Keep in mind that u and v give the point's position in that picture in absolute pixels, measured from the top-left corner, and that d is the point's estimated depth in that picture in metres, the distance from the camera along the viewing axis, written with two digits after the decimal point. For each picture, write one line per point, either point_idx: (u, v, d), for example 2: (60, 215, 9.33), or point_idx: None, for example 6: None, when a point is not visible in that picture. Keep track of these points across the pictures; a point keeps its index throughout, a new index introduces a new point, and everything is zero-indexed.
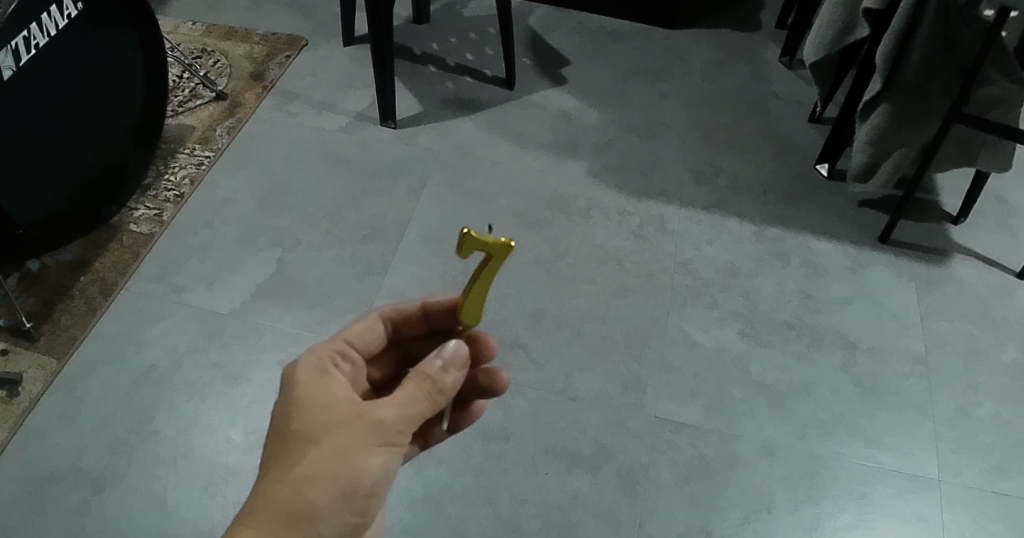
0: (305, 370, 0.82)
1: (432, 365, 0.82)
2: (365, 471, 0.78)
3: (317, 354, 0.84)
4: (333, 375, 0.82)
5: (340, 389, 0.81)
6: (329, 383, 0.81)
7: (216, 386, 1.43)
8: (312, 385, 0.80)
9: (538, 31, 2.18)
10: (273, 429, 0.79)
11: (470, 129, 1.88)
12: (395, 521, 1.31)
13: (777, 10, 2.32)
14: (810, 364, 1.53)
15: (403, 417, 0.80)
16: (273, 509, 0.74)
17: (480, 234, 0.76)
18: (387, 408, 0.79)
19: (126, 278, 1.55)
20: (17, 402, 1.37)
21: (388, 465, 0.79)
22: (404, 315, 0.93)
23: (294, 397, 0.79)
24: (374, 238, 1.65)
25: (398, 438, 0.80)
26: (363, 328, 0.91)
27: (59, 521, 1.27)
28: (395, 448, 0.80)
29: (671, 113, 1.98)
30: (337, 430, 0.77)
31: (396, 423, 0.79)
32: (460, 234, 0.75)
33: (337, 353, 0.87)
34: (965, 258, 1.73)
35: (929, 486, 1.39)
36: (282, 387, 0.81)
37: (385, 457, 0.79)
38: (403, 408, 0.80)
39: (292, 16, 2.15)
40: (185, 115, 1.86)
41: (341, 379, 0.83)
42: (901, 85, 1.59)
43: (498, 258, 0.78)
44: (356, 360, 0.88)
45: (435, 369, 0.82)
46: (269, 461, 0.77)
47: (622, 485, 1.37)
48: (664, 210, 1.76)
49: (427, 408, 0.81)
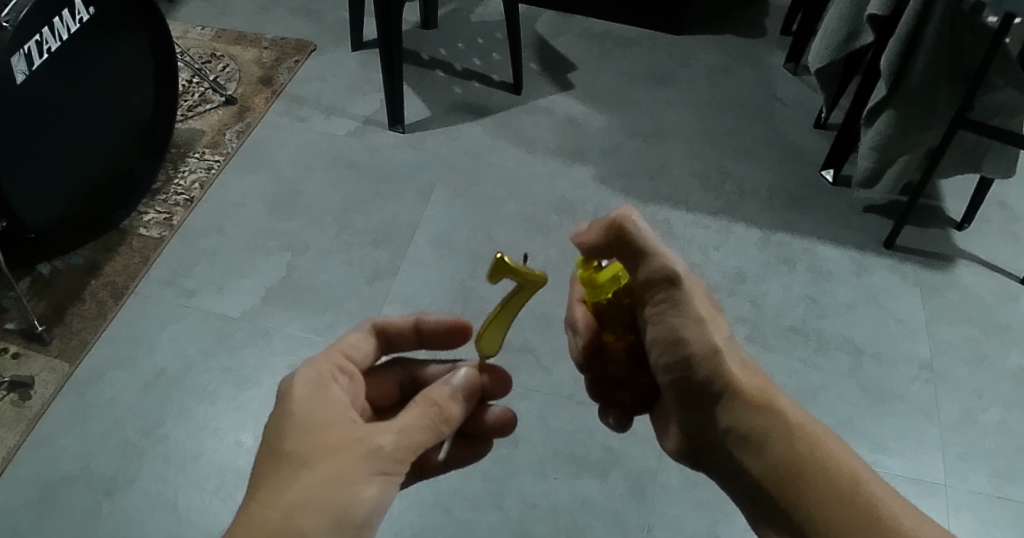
0: (305, 386, 0.83)
1: (441, 391, 0.85)
2: (360, 499, 0.76)
3: (317, 369, 0.86)
4: (332, 392, 0.84)
5: (338, 412, 0.82)
6: (329, 404, 0.82)
7: (226, 390, 1.43)
8: (312, 402, 0.82)
9: (544, 36, 2.20)
10: (269, 448, 0.79)
11: (478, 134, 1.89)
12: (405, 525, 1.32)
13: (782, 16, 2.33)
14: (817, 369, 1.54)
15: (402, 444, 0.79)
16: (260, 532, 0.73)
17: (513, 261, 0.80)
18: (387, 435, 0.79)
19: (137, 282, 1.56)
20: (29, 406, 1.38)
21: (383, 495, 0.78)
22: (399, 330, 0.96)
23: (292, 417, 0.80)
24: (382, 243, 1.65)
25: (396, 467, 0.79)
26: (358, 341, 0.93)
27: (70, 524, 1.27)
28: (392, 477, 0.79)
29: (677, 118, 1.99)
30: (333, 453, 0.77)
31: (395, 450, 0.79)
32: (494, 262, 0.78)
33: (337, 367, 0.89)
34: (969, 264, 1.74)
35: (935, 491, 1.40)
36: (278, 405, 0.82)
37: (381, 486, 0.78)
38: (403, 435, 0.80)
39: (301, 21, 2.16)
40: (195, 119, 1.87)
41: (339, 399, 0.84)
42: (906, 91, 1.60)
43: (529, 287, 0.82)
44: (353, 373, 0.90)
45: (444, 396, 0.84)
46: (262, 483, 0.77)
47: (631, 490, 1.37)
48: (671, 215, 1.77)
49: (430, 436, 0.82)
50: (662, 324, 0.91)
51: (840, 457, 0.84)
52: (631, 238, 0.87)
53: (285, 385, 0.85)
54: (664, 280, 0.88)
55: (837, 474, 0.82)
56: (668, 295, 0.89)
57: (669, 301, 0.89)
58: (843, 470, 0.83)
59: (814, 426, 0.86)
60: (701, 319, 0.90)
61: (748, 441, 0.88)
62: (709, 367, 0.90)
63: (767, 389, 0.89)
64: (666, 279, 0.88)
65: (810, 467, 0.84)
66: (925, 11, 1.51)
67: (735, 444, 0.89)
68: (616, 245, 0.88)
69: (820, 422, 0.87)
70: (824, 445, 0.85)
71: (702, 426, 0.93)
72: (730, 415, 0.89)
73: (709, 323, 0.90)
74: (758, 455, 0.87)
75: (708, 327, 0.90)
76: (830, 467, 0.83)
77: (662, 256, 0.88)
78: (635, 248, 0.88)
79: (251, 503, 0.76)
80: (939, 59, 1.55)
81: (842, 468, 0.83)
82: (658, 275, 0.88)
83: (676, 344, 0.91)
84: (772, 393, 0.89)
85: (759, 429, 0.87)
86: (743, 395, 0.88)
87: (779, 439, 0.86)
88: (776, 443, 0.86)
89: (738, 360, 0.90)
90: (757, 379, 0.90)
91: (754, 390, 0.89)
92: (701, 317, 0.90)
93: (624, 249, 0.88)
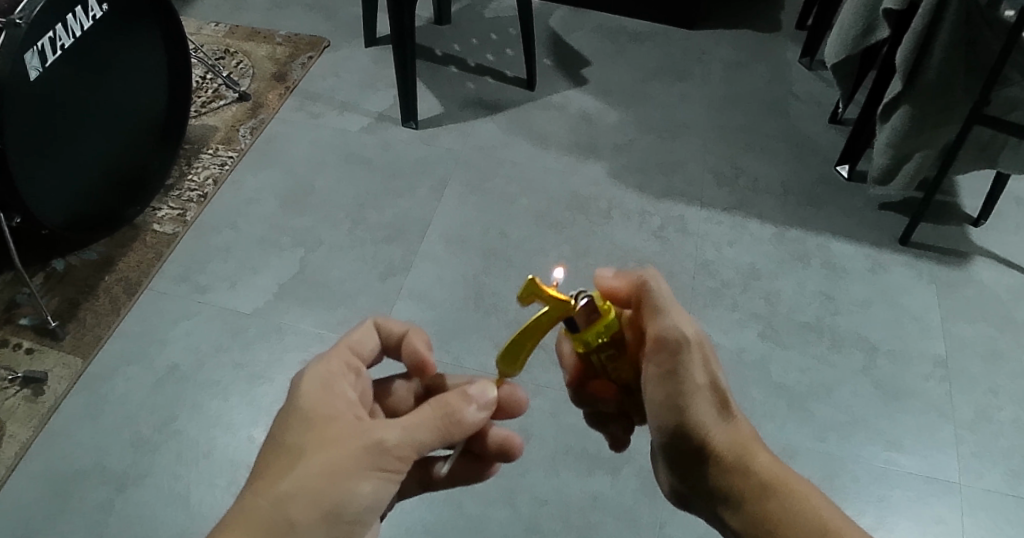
0: (314, 382, 0.85)
1: (456, 394, 0.83)
2: (354, 494, 0.78)
3: (328, 367, 0.87)
4: (341, 389, 0.85)
5: (342, 406, 0.83)
6: (336, 402, 0.83)
7: (239, 386, 1.44)
8: (318, 396, 0.83)
9: (558, 31, 2.19)
10: (271, 439, 0.81)
11: (491, 130, 1.89)
12: (417, 521, 1.32)
13: (797, 11, 2.31)
14: (831, 366, 1.53)
15: (404, 440, 0.80)
16: (252, 521, 0.74)
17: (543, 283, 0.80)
18: (391, 430, 0.80)
19: (150, 278, 1.56)
20: (43, 401, 1.39)
21: (380, 490, 0.79)
22: (399, 338, 0.94)
23: (297, 411, 0.82)
24: (395, 239, 1.65)
25: (396, 465, 0.80)
26: (365, 336, 0.92)
27: (83, 519, 1.28)
28: (390, 475, 0.80)
29: (691, 114, 1.98)
30: (332, 446, 0.79)
31: (396, 446, 0.79)
32: (525, 282, 0.79)
33: (345, 365, 0.89)
34: (985, 260, 1.73)
35: (949, 489, 1.39)
36: (288, 396, 0.84)
37: (377, 481, 0.79)
38: (408, 433, 0.80)
39: (314, 16, 2.16)
40: (209, 115, 1.87)
41: (345, 395, 0.85)
42: (922, 87, 1.58)
43: (553, 314, 0.82)
44: (361, 372, 0.90)
45: (459, 399, 0.83)
46: (260, 472, 0.78)
47: (643, 487, 1.37)
48: (685, 211, 1.76)
49: (436, 438, 0.82)
50: (657, 385, 0.89)
51: (813, 503, 0.84)
52: (650, 297, 0.90)
53: (297, 378, 0.87)
54: (673, 342, 0.88)
55: (809, 522, 0.82)
56: (671, 357, 0.88)
57: (669, 364, 0.88)
58: (811, 518, 0.82)
59: (788, 480, 0.86)
60: (696, 386, 0.88)
61: (727, 499, 0.88)
62: (698, 434, 0.88)
63: (748, 451, 0.88)
64: (674, 342, 0.88)
65: (783, 522, 0.84)
66: (942, 5, 1.49)
67: (717, 499, 0.89)
68: (635, 304, 0.92)
69: (796, 474, 0.87)
70: (797, 493, 0.85)
71: (682, 484, 0.93)
72: (711, 477, 0.89)
73: (700, 388, 0.89)
74: (735, 512, 0.87)
75: (700, 395, 0.89)
76: (803, 517, 0.83)
77: (673, 319, 0.88)
78: (652, 307, 0.90)
79: (247, 490, 0.78)
80: (956, 55, 1.53)
81: (815, 518, 0.82)
82: (666, 337, 0.88)
83: (668, 410, 0.89)
84: (754, 454, 0.88)
85: (737, 492, 0.87)
86: (723, 459, 0.88)
87: (752, 499, 0.86)
88: (752, 502, 0.86)
89: (726, 426, 0.89)
90: (739, 443, 0.89)
91: (734, 456, 0.88)
92: (696, 384, 0.88)
93: (641, 308, 0.91)
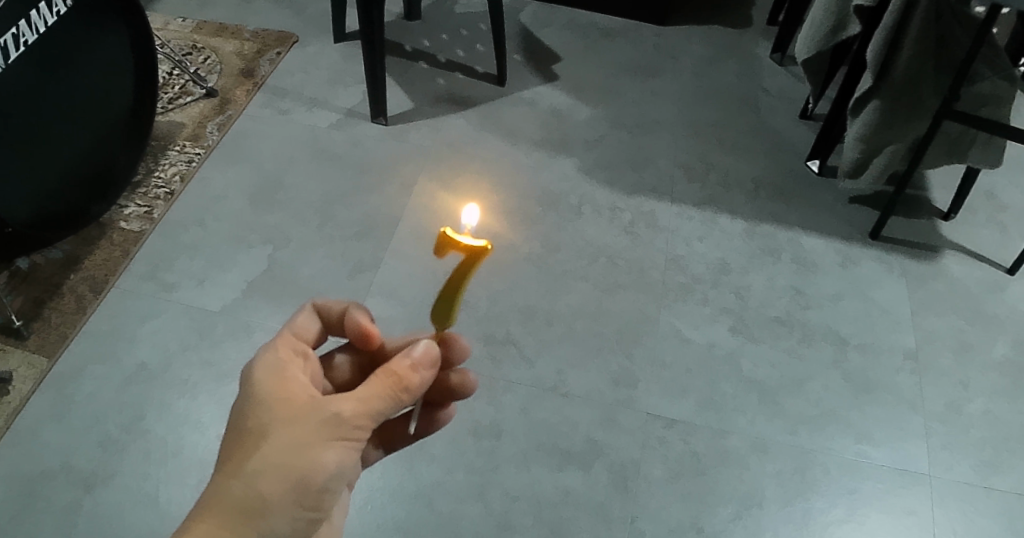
0: (265, 368, 0.83)
1: (399, 361, 0.83)
2: (320, 465, 0.78)
3: (275, 354, 0.85)
4: (292, 372, 0.84)
5: (297, 387, 0.82)
6: (290, 382, 0.82)
7: (207, 385, 1.43)
8: (271, 381, 0.82)
9: (529, 27, 2.18)
10: (230, 425, 0.80)
11: (462, 125, 1.88)
12: (388, 518, 1.31)
13: (767, 7, 2.32)
14: (800, 360, 1.54)
15: (361, 410, 0.80)
16: (228, 506, 0.75)
17: (457, 234, 0.74)
18: (345, 403, 0.80)
19: (116, 276, 1.55)
20: (8, 401, 1.37)
21: (344, 459, 0.80)
22: (340, 315, 0.92)
23: (252, 396, 0.80)
24: (367, 235, 1.65)
25: (356, 434, 0.80)
26: (305, 320, 0.91)
27: (50, 520, 1.27)
28: (352, 443, 0.80)
29: (662, 109, 1.99)
30: (292, 424, 0.78)
31: (353, 416, 0.79)
32: (438, 235, 0.73)
33: (291, 350, 0.87)
34: (955, 254, 1.74)
35: (918, 480, 1.40)
36: (240, 384, 0.83)
37: (340, 451, 0.80)
38: (363, 403, 0.80)
39: (283, 12, 2.15)
40: (175, 112, 1.86)
41: (298, 376, 0.84)
42: (892, 82, 1.58)
43: (469, 266, 0.74)
44: (308, 353, 0.89)
45: (405, 366, 0.82)
46: (226, 455, 0.78)
47: (613, 481, 1.37)
48: (656, 206, 1.76)
49: (390, 404, 0.82)
50: None
51: None
52: None
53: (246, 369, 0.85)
54: None
55: None
56: None
57: None
58: None
59: None
60: None
61: None
62: None
63: None
64: None
65: None
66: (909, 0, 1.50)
67: None
68: None
69: None
70: None
71: None
72: None
73: None
74: None
75: None
76: None
77: None
78: None
79: (214, 475, 0.77)
80: (924, 50, 1.54)
81: None
82: None
83: None
84: None
85: None
86: None
87: None
88: None
89: None
90: None
91: None
92: None
93: None
